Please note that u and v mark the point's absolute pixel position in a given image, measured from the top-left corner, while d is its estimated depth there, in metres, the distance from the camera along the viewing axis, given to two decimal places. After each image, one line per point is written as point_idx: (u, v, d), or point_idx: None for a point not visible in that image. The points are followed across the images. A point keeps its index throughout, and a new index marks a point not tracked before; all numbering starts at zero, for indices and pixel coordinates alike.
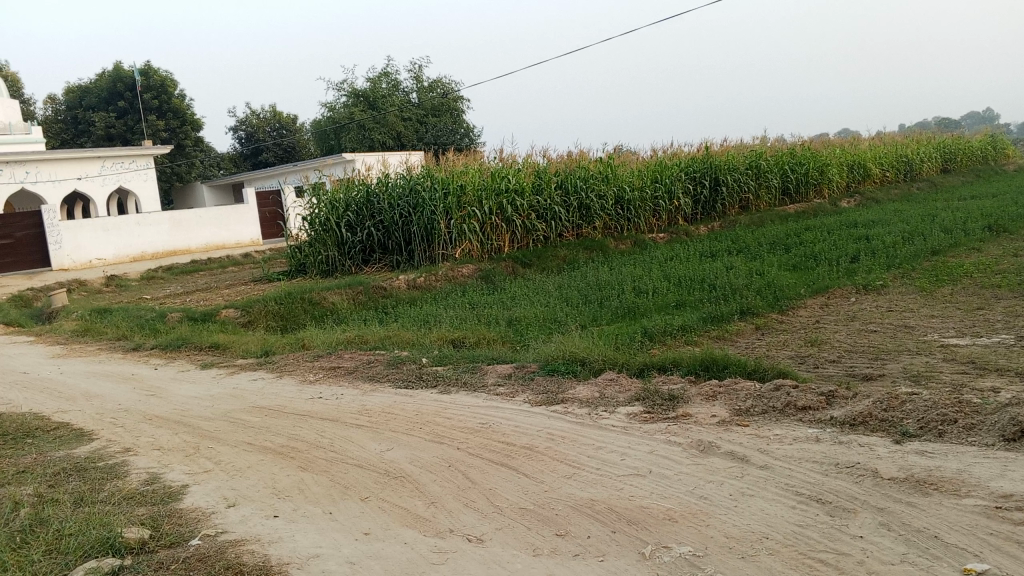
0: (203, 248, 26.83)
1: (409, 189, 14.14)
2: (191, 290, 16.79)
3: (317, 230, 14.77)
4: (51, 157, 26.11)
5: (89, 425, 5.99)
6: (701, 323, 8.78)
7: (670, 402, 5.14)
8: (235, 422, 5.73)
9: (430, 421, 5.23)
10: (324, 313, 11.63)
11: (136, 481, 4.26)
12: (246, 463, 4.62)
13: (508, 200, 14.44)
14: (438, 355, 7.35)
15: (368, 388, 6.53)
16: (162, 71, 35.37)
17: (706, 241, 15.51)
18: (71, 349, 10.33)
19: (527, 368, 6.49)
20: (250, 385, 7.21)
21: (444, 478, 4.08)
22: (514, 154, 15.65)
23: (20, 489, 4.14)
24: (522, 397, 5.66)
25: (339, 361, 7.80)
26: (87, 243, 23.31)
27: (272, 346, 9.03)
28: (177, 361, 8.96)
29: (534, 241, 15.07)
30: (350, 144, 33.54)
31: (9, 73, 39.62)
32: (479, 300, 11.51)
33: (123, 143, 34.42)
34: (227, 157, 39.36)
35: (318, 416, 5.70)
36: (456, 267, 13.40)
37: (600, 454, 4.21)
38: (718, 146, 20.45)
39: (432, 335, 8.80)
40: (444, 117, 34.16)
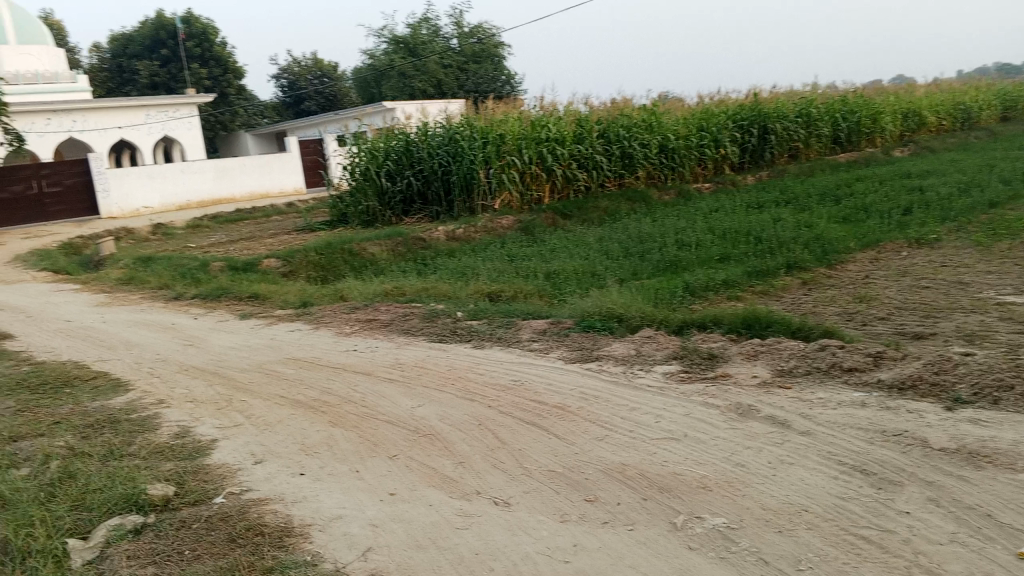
0: (247, 197, 27.00)
1: (449, 138, 13.93)
2: (234, 239, 16.90)
3: (356, 179, 14.67)
4: (97, 105, 26.35)
5: (126, 375, 6.03)
6: (744, 277, 8.53)
7: (709, 362, 4.97)
8: (269, 374, 5.71)
9: (463, 377, 5.14)
10: (363, 263, 11.58)
11: (166, 434, 4.26)
12: (276, 417, 4.59)
13: (549, 149, 14.17)
14: (473, 308, 7.24)
15: (402, 341, 6.46)
16: (204, 18, 35.32)
17: (753, 192, 15.09)
18: (114, 298, 10.45)
19: (562, 323, 6.35)
20: (285, 337, 7.21)
21: (473, 437, 3.99)
22: (555, 102, 15.33)
23: (53, 441, 4.17)
24: (556, 354, 5.54)
25: (375, 313, 7.74)
26: (133, 192, 23.61)
27: (310, 297, 9.00)
28: (216, 311, 9.00)
29: (575, 191, 14.82)
30: (392, 92, 33.27)
31: (56, 21, 39.95)
32: (518, 252, 11.36)
33: (168, 91, 34.58)
34: (270, 105, 39.38)
35: (350, 369, 5.65)
36: (496, 218, 13.24)
37: (634, 416, 4.08)
38: (767, 93, 19.80)
39: (469, 287, 8.69)
40: (486, 64, 33.66)
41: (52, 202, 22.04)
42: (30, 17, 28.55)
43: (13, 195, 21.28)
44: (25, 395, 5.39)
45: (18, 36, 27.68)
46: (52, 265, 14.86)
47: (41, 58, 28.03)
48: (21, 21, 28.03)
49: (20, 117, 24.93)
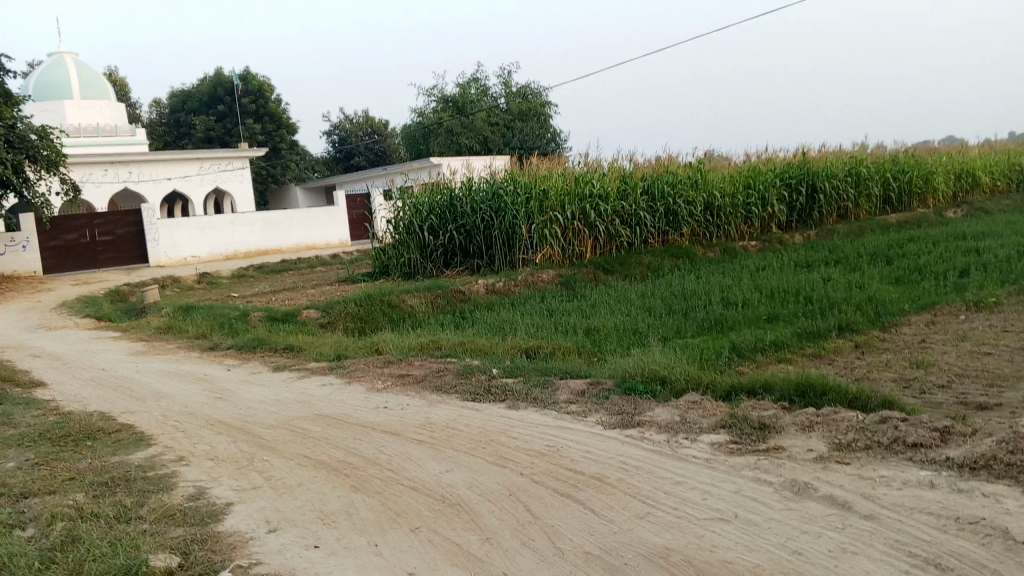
0: (293, 248, 27.28)
1: (492, 193, 13.86)
2: (277, 289, 16.94)
3: (398, 232, 14.62)
4: (152, 157, 27.05)
5: (151, 428, 5.86)
6: (794, 339, 8.17)
7: (759, 432, 4.64)
8: (296, 432, 5.50)
9: (495, 440, 4.86)
10: (401, 316, 11.44)
11: (182, 496, 4.04)
12: (299, 479, 4.36)
13: (591, 205, 14.01)
14: (510, 366, 6.99)
15: (434, 399, 6.21)
16: (259, 75, 36.33)
17: (801, 251, 14.73)
18: (151, 347, 10.41)
19: (602, 385, 6.05)
20: (317, 391, 7.01)
21: (502, 509, 3.71)
22: (599, 157, 15.23)
23: (65, 499, 3.97)
24: (595, 418, 5.24)
25: (408, 368, 7.52)
26: (182, 241, 24.02)
27: (346, 349, 8.84)
28: (251, 362, 8.88)
29: (618, 247, 14.59)
30: (438, 148, 33.65)
31: (118, 77, 41.42)
32: (558, 307, 11.11)
33: (221, 144, 35.42)
34: (319, 159, 40.12)
35: (379, 428, 5.41)
36: (537, 272, 13.05)
37: (677, 492, 3.78)
38: (815, 151, 19.51)
39: (506, 343, 8.45)
40: (532, 121, 33.94)
41: (103, 250, 22.45)
42: (93, 72, 29.58)
43: (66, 243, 21.74)
44: (47, 448, 5.24)
45: (80, 90, 28.63)
46: (97, 312, 14.99)
47: (101, 111, 28.92)
48: (87, 77, 29.08)
49: (78, 167, 25.66)
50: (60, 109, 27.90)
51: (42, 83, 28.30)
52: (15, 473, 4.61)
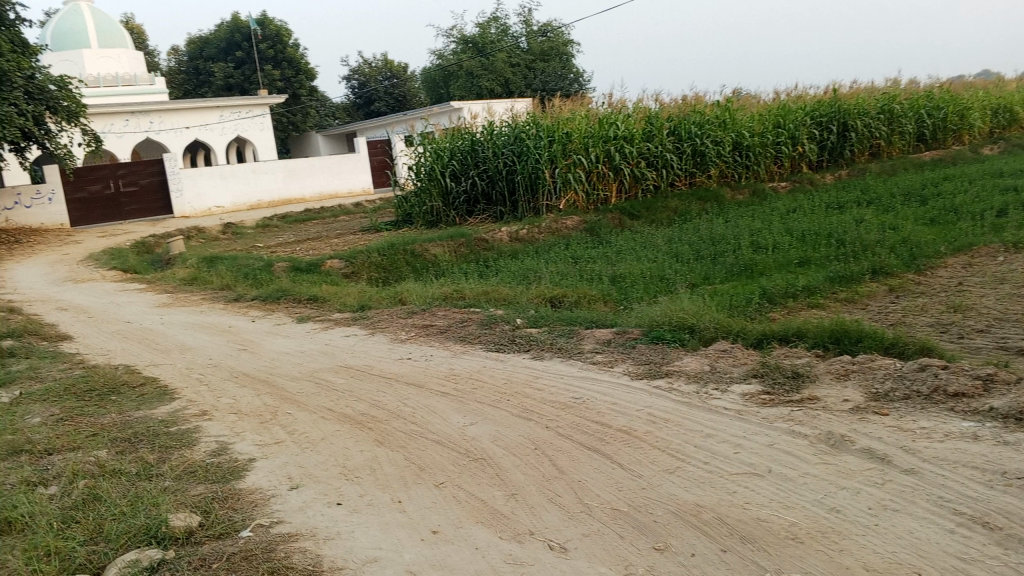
0: (317, 197, 27.18)
1: (514, 137, 13.56)
2: (301, 239, 16.90)
3: (421, 179, 14.43)
4: (173, 106, 26.90)
5: (175, 382, 5.84)
6: (826, 283, 7.96)
7: (792, 382, 4.50)
8: (319, 384, 5.44)
9: (519, 392, 4.76)
10: (425, 265, 11.33)
11: (203, 452, 4.00)
12: (321, 432, 4.30)
13: (616, 147, 13.70)
14: (534, 315, 6.87)
15: (458, 349, 6.12)
16: (277, 20, 35.83)
17: (832, 191, 14.35)
18: (176, 299, 10.41)
19: (629, 333, 5.92)
20: (341, 341, 6.95)
21: (528, 464, 3.62)
22: (624, 98, 14.86)
23: (87, 455, 3.94)
24: (622, 368, 5.12)
25: (432, 318, 7.43)
26: (206, 192, 24.03)
27: (369, 300, 8.76)
28: (275, 313, 8.84)
29: (644, 191, 14.31)
30: (459, 92, 33.16)
31: (135, 25, 41.07)
32: (582, 254, 10.95)
33: (241, 93, 35.15)
34: (340, 106, 39.75)
35: (402, 379, 5.33)
36: (561, 218, 12.85)
37: (708, 447, 3.66)
38: (846, 87, 18.92)
39: (530, 291, 8.33)
40: (553, 62, 33.29)
41: (127, 202, 22.51)
42: (110, 20, 29.26)
43: (91, 195, 21.79)
44: (71, 402, 5.23)
45: (98, 39, 28.38)
46: (124, 264, 15.05)
47: (120, 60, 28.70)
48: (104, 26, 28.78)
49: (99, 118, 25.59)
50: (79, 60, 27.72)
51: (59, 33, 28.07)
52: (39, 428, 4.59)
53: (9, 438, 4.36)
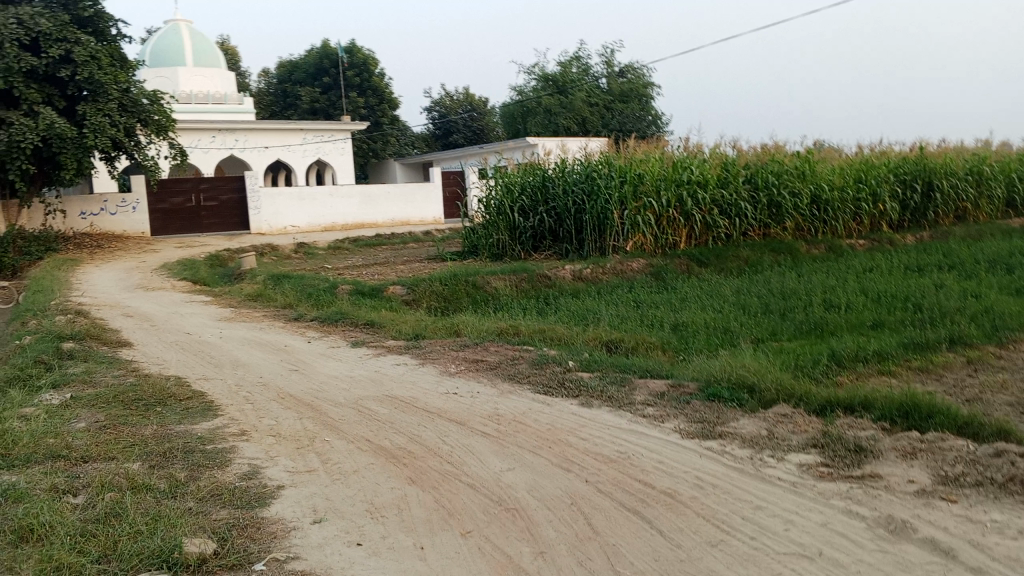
0: (390, 224, 27.53)
1: (585, 176, 13.46)
2: (368, 263, 17.06)
3: (489, 212, 14.41)
4: (258, 126, 27.73)
5: (222, 398, 5.84)
6: (899, 349, 7.57)
7: (854, 457, 4.22)
8: (362, 412, 5.36)
9: (563, 440, 4.58)
10: (485, 298, 11.25)
11: (234, 474, 3.94)
12: (356, 463, 4.19)
13: (689, 192, 13.46)
14: (588, 359, 6.67)
15: (506, 388, 5.97)
16: (365, 49, 36.77)
17: (912, 252, 13.81)
18: (238, 313, 10.54)
19: (684, 387, 5.68)
20: (390, 369, 6.88)
21: (561, 519, 3.44)
22: (700, 143, 14.65)
23: (121, 466, 3.93)
24: (673, 425, 4.89)
25: (484, 353, 7.30)
26: (282, 210, 24.59)
27: (425, 329, 8.68)
28: (331, 335, 8.85)
29: (714, 238, 14.00)
30: (535, 128, 33.42)
31: (230, 47, 42.65)
32: (645, 298, 10.72)
33: (325, 117, 36.04)
34: (419, 136, 40.44)
35: (445, 415, 5.21)
36: (626, 260, 12.65)
37: (756, 521, 3.43)
38: (933, 147, 18.31)
39: (587, 333, 8.14)
40: (633, 104, 33.28)
41: (207, 215, 23.18)
42: (207, 40, 30.39)
43: (173, 206, 22.51)
44: (118, 410, 5.27)
45: (193, 58, 29.48)
46: (195, 275, 15.40)
47: (212, 79, 29.73)
48: (201, 45, 29.92)
49: (188, 133, 26.53)
50: (174, 77, 28.83)
51: (159, 50, 29.29)
52: (82, 435, 4.62)
53: (51, 442, 4.39)
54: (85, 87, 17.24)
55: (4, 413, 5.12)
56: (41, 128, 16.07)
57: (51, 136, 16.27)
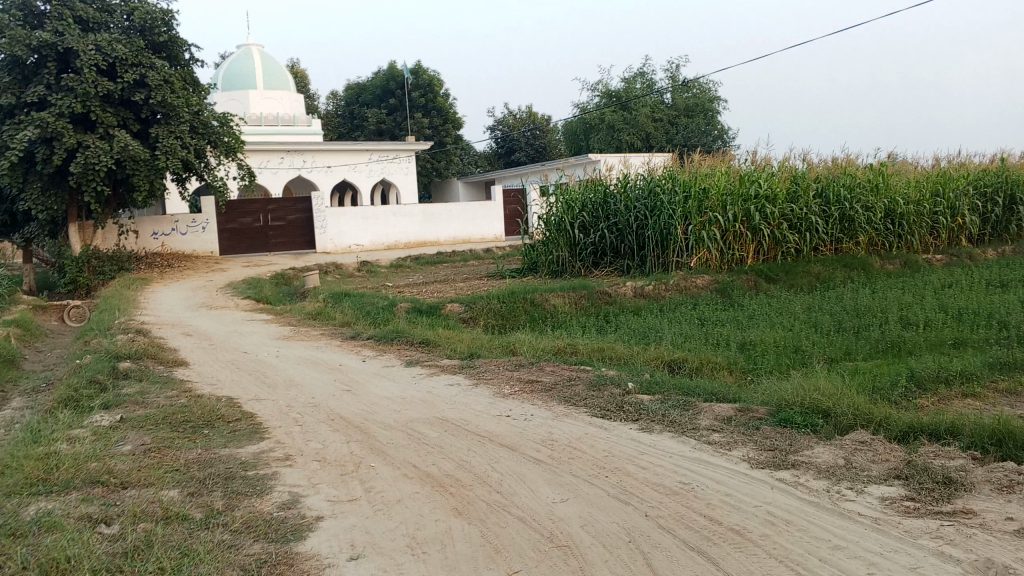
0: (451, 242, 27.52)
1: (648, 191, 13.07)
2: (428, 281, 16.99)
3: (549, 229, 14.15)
4: (324, 146, 28.12)
5: (271, 420, 5.70)
6: (987, 369, 7.04)
7: (943, 491, 3.82)
8: (411, 434, 5.14)
9: (621, 469, 4.28)
10: (544, 316, 11.00)
11: (273, 502, 3.76)
12: (401, 490, 3.97)
13: (756, 206, 12.99)
14: (648, 380, 6.35)
15: (561, 411, 5.69)
16: (429, 70, 37.10)
17: (995, 268, 13.10)
18: (296, 332, 10.50)
19: (752, 412, 5.31)
20: (444, 390, 6.67)
21: (617, 559, 3.15)
22: (768, 156, 14.16)
23: (158, 494, 3.79)
24: (740, 453, 4.55)
25: (540, 374, 7.04)
26: (346, 229, 24.80)
27: (480, 348, 8.46)
28: (386, 354, 8.71)
29: (784, 253, 13.47)
30: (598, 145, 33.12)
31: (298, 69, 43.53)
32: (710, 316, 10.30)
33: (390, 137, 36.42)
34: (481, 155, 40.57)
35: (497, 439, 4.95)
36: (690, 276, 12.25)
37: (836, 563, 3.08)
38: (1016, 157, 17.45)
39: (649, 353, 7.81)
40: (697, 118, 32.77)
41: (273, 235, 23.54)
42: (276, 64, 30.98)
43: (240, 226, 22.92)
44: (164, 434, 5.18)
45: (263, 81, 30.07)
46: (258, 294, 15.53)
47: (281, 101, 30.28)
48: (269, 68, 30.49)
49: (256, 155, 27.06)
50: (243, 100, 29.47)
51: (229, 74, 29.99)
52: (126, 459, 4.52)
53: (93, 467, 4.30)
54: (158, 110, 17.56)
55: (54, 436, 5.07)
56: (116, 151, 16.45)
57: (124, 158, 16.66)
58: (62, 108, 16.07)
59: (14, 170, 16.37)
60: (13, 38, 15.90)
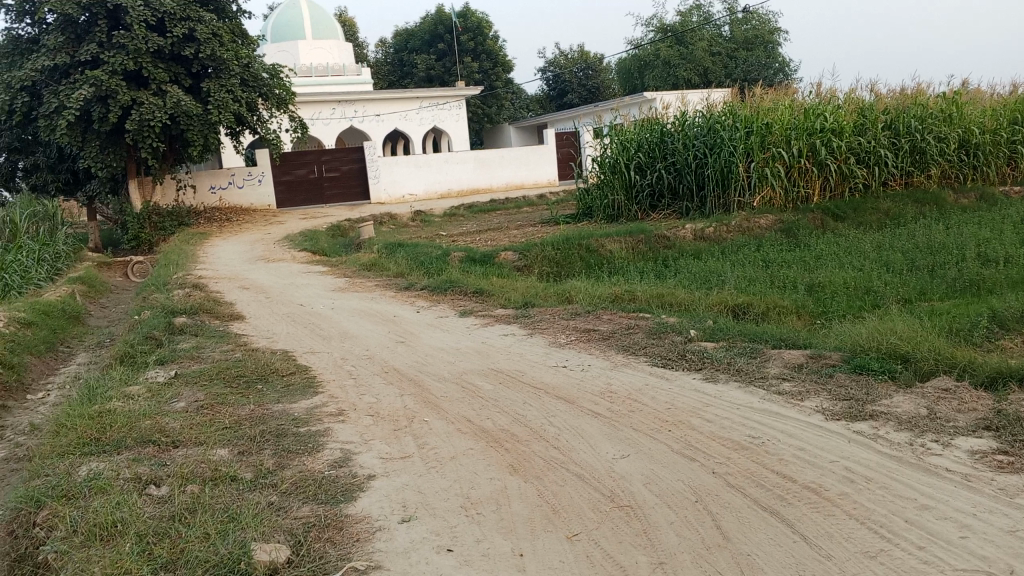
0: (504, 188, 27.19)
1: (707, 128, 12.52)
2: (483, 229, 16.80)
3: (604, 172, 13.73)
4: (375, 96, 27.89)
5: (325, 373, 5.60)
6: None
7: None
8: (466, 387, 4.99)
9: (685, 422, 4.06)
10: (601, 262, 10.71)
11: (324, 460, 3.65)
12: (455, 446, 3.81)
13: (822, 141, 12.37)
14: (712, 326, 6.07)
15: (620, 361, 5.48)
16: (478, 13, 36.33)
17: None
18: (351, 284, 10.44)
19: (824, 359, 5.01)
20: (499, 340, 6.50)
21: (684, 521, 2.95)
22: (834, 87, 13.44)
23: (208, 454, 3.72)
24: (814, 404, 4.28)
25: (598, 322, 6.81)
26: (400, 179, 24.68)
27: (535, 296, 8.25)
28: (439, 304, 8.56)
29: (851, 190, 12.88)
30: (654, 82, 32.16)
31: (347, 18, 43.13)
32: (775, 258, 9.89)
33: (440, 84, 35.97)
34: (533, 99, 39.89)
35: (554, 391, 4.77)
36: (754, 216, 11.80)
37: (925, 526, 2.83)
38: None
39: (712, 298, 7.50)
40: (757, 51, 31.54)
41: (328, 187, 23.58)
42: (325, 13, 30.65)
43: (296, 179, 22.98)
44: (218, 390, 5.14)
45: (312, 32, 29.82)
46: (314, 246, 15.55)
47: (331, 51, 30.04)
48: (318, 17, 30.20)
49: (308, 106, 27.00)
50: (293, 51, 29.32)
51: (278, 25, 29.80)
52: (179, 418, 4.47)
53: (145, 425, 4.26)
54: (208, 63, 17.57)
55: (109, 396, 5.07)
56: (169, 106, 16.58)
57: (178, 114, 16.80)
58: (115, 65, 16.16)
59: (73, 129, 16.53)
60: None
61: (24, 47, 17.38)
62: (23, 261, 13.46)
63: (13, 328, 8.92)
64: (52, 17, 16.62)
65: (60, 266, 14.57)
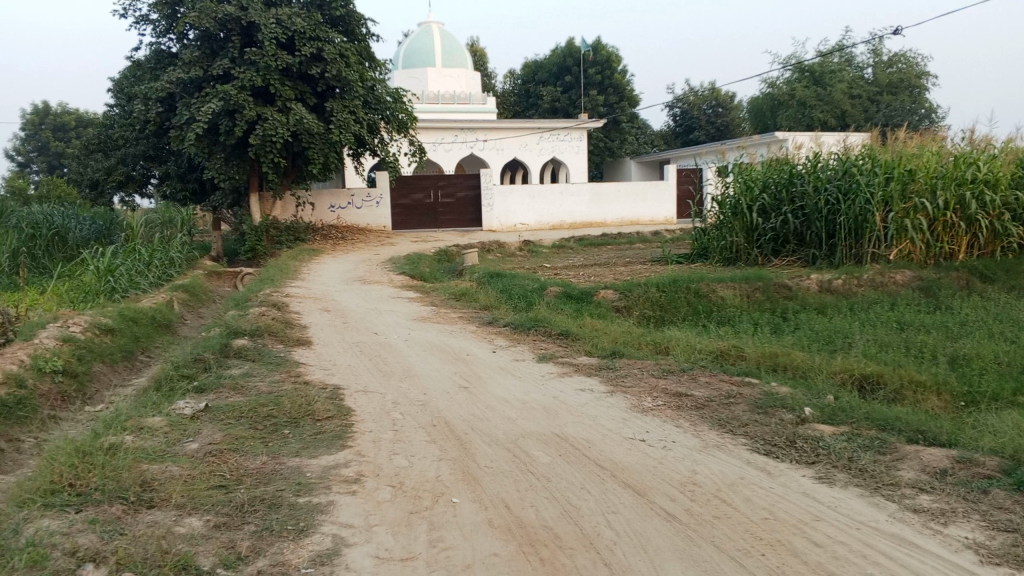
0: (619, 223, 26.08)
1: (843, 172, 11.21)
2: (589, 264, 15.95)
3: (723, 212, 12.48)
4: (497, 124, 27.63)
5: (366, 420, 4.88)
6: None
7: None
8: (519, 458, 4.13)
9: (784, 545, 3.08)
10: (710, 309, 9.66)
11: (307, 550, 2.89)
12: (475, 549, 2.97)
13: (974, 194, 10.92)
14: (831, 405, 4.99)
15: (712, 441, 4.49)
16: (608, 46, 35.60)
17: None
18: (437, 313, 9.79)
19: (976, 467, 3.85)
20: (575, 396, 5.61)
21: None
22: (990, 135, 11.91)
23: (175, 525, 3.05)
24: (961, 534, 3.19)
25: (694, 385, 5.81)
26: (513, 208, 24.27)
27: (628, 345, 7.33)
28: (520, 345, 7.75)
29: (1004, 249, 11.32)
30: (787, 123, 30.52)
31: (478, 47, 43.47)
32: (912, 320, 8.59)
33: (564, 116, 35.47)
34: (658, 134, 38.95)
35: (623, 476, 3.86)
36: (889, 270, 10.48)
37: None
38: None
39: (835, 364, 6.40)
40: (902, 95, 29.41)
41: (443, 211, 23.39)
42: (456, 41, 30.70)
43: (412, 202, 22.88)
44: (241, 431, 4.51)
45: (441, 59, 29.90)
46: (414, 270, 15.14)
47: (458, 79, 29.99)
48: (449, 46, 30.27)
49: (430, 131, 27.00)
50: (422, 78, 29.50)
51: (410, 51, 30.05)
52: (178, 466, 3.84)
53: (133, 472, 3.64)
54: (333, 83, 17.49)
55: (124, 426, 4.52)
56: (291, 123, 16.57)
57: (300, 131, 16.76)
58: (244, 81, 16.28)
59: (200, 140, 16.73)
60: (203, 12, 16.17)
61: (165, 61, 17.83)
62: (133, 264, 13.50)
63: (91, 334, 8.66)
64: (193, 33, 17.01)
65: (169, 271, 14.59)
